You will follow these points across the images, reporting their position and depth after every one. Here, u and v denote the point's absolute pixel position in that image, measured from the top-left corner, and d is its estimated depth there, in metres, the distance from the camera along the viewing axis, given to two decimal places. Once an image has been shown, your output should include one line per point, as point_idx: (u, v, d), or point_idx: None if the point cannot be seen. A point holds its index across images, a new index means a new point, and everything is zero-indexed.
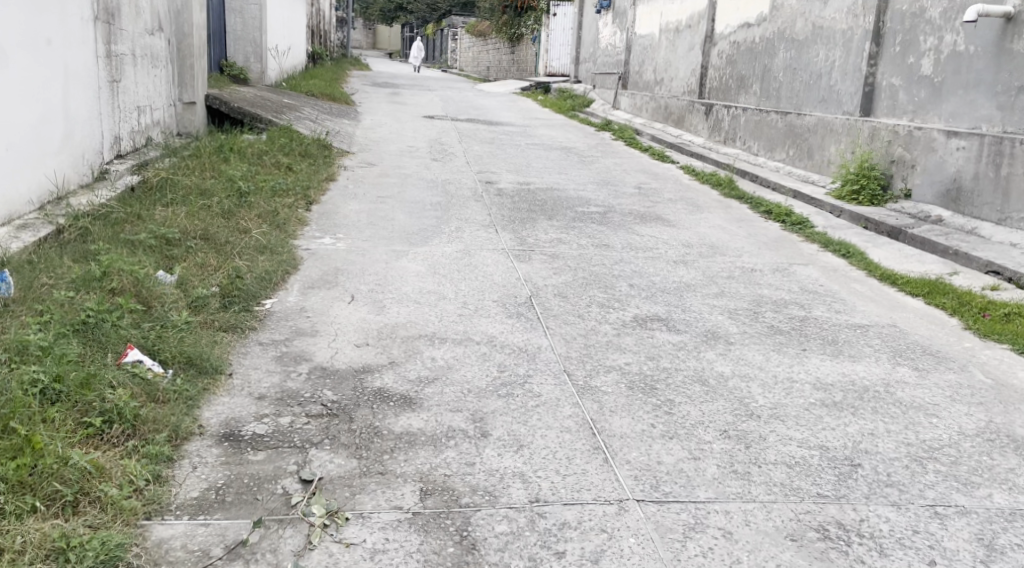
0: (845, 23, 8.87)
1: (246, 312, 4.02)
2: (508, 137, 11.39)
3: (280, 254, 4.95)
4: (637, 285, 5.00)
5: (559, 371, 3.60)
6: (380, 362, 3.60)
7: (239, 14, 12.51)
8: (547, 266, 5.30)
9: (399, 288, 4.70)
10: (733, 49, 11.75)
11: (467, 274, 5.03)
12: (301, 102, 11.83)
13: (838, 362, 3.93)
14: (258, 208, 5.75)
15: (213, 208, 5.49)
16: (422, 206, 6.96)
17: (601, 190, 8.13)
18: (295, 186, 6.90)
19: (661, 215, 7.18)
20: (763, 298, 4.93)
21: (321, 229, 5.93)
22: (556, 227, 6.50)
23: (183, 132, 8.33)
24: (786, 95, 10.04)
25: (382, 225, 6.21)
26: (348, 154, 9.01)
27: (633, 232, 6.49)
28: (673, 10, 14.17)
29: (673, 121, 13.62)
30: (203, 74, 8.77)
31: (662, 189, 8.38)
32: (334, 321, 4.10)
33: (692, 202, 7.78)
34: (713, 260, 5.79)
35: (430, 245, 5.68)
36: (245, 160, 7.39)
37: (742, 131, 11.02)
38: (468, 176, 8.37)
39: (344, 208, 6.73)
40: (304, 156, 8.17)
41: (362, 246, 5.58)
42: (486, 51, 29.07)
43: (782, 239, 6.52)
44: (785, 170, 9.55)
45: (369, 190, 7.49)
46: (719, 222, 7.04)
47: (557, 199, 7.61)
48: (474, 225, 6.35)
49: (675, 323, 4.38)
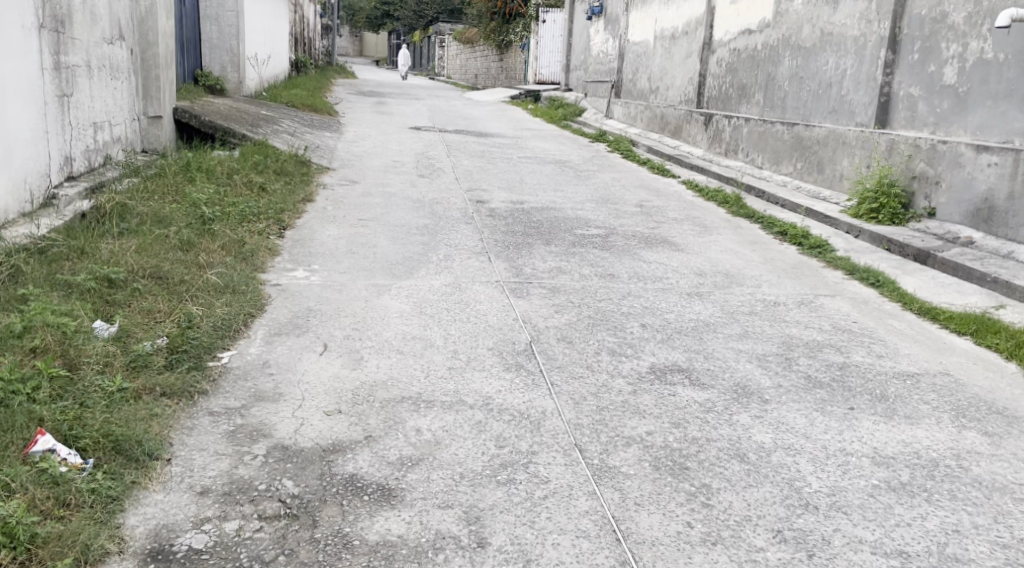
0: (856, 29, 8.33)
1: (197, 370, 3.42)
2: (499, 149, 10.81)
3: (244, 295, 4.34)
4: (649, 326, 4.42)
5: (569, 445, 3.00)
6: (353, 438, 2.99)
7: (214, 21, 11.90)
8: (547, 302, 4.71)
9: (379, 334, 4.10)
10: (733, 56, 11.21)
11: (458, 314, 4.43)
12: (279, 113, 11.21)
13: (895, 426, 3.34)
14: (223, 239, 5.14)
15: (171, 239, 4.88)
16: (408, 230, 6.36)
17: (600, 209, 7.56)
18: (268, 210, 6.29)
19: (667, 238, 6.60)
20: (792, 339, 4.35)
21: (294, 260, 5.33)
22: (555, 253, 5.91)
23: (148, 148, 7.73)
24: (793, 105, 9.49)
25: (363, 254, 5.61)
26: (328, 171, 8.40)
27: (639, 258, 5.91)
28: (669, 16, 13.63)
29: (670, 131, 13.08)
30: (170, 85, 8.15)
31: (665, 207, 7.80)
32: (300, 378, 3.49)
33: (699, 223, 7.21)
34: (730, 292, 5.22)
35: (416, 279, 5.07)
36: (214, 181, 6.78)
37: (745, 142, 10.47)
38: (457, 194, 7.77)
39: (321, 233, 6.12)
40: (279, 175, 7.56)
41: (340, 281, 4.97)
42: (474, 58, 28.51)
43: (802, 265, 5.95)
44: (794, 185, 8.99)
45: (348, 212, 6.88)
46: (730, 245, 6.47)
47: (554, 220, 7.03)
48: (465, 253, 5.75)
49: (698, 375, 3.79)
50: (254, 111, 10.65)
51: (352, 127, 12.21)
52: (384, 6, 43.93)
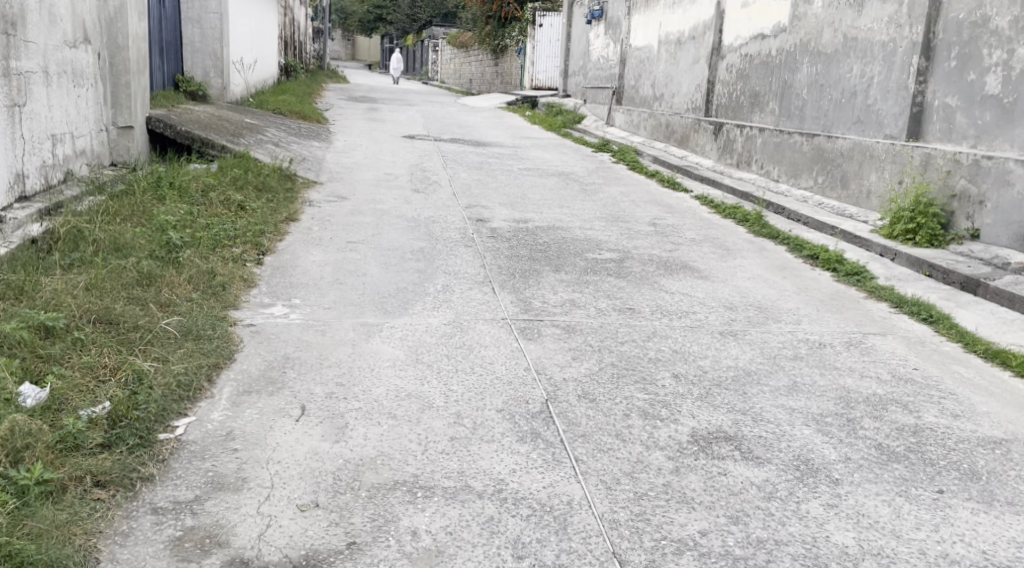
0: (884, 34, 7.74)
1: (141, 446, 2.79)
2: (498, 160, 10.19)
3: (209, 341, 3.72)
4: (683, 377, 3.80)
5: (606, 557, 2.43)
6: (333, 547, 2.40)
7: (196, 24, 11.27)
8: (562, 346, 4.09)
9: (367, 391, 3.46)
10: (745, 62, 10.62)
11: (460, 363, 3.80)
12: (264, 121, 10.57)
13: (998, 518, 2.73)
14: (190, 271, 4.51)
15: (129, 271, 4.26)
16: (402, 256, 5.74)
17: (610, 228, 6.96)
18: (245, 233, 5.67)
19: (687, 262, 6.00)
20: (848, 394, 3.74)
21: (273, 294, 4.70)
22: (566, 283, 5.30)
23: (117, 161, 7.13)
24: (811, 115, 8.89)
25: (351, 286, 4.99)
26: (314, 186, 7.78)
27: (660, 288, 5.31)
28: (674, 20, 13.04)
29: (677, 140, 12.48)
30: (142, 92, 7.52)
31: (681, 226, 7.21)
32: (269, 456, 2.86)
33: (720, 244, 6.61)
34: (767, 329, 4.60)
35: (411, 317, 4.45)
36: (187, 199, 6.15)
37: (759, 153, 9.87)
38: (455, 212, 7.15)
39: (305, 260, 5.49)
40: (261, 191, 6.93)
41: (326, 319, 4.35)
42: (469, 63, 27.92)
43: (841, 295, 5.35)
44: (815, 200, 8.39)
45: (335, 233, 6.25)
46: (758, 271, 5.87)
47: (562, 241, 6.43)
48: (466, 284, 5.13)
49: (749, 444, 3.16)
50: (237, 119, 10.00)
51: (342, 135, 11.59)
52: (377, 10, 43.37)
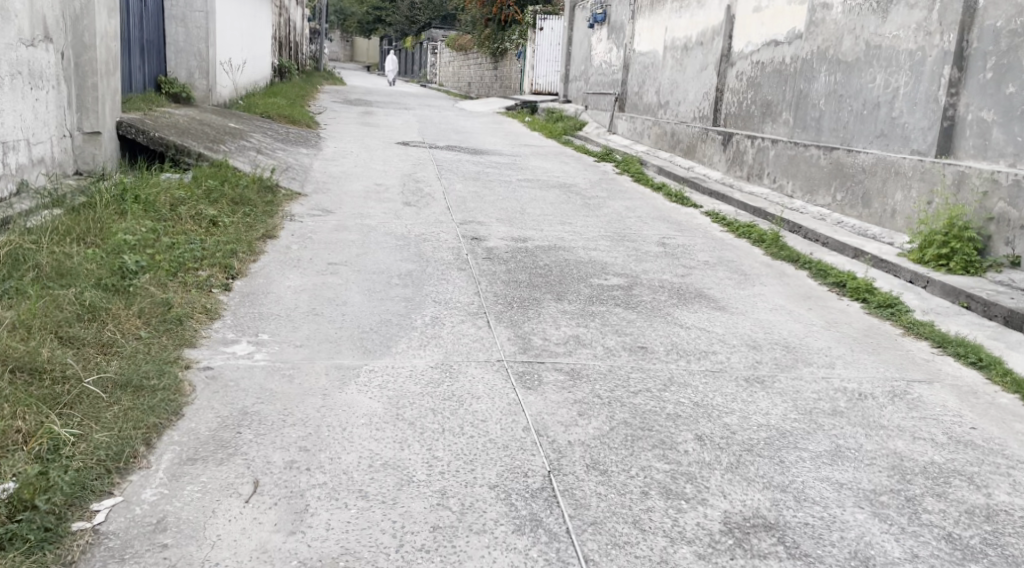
0: (911, 42, 7.20)
1: (45, 543, 2.31)
2: (496, 171, 9.64)
3: (153, 394, 3.18)
4: (707, 438, 3.25)
5: None
6: None
7: (180, 22, 10.69)
8: (566, 397, 3.54)
9: (335, 459, 2.91)
10: (757, 70, 10.09)
11: (447, 421, 3.24)
12: (249, 126, 10.02)
13: None
14: (140, 303, 3.97)
15: (68, 303, 3.73)
16: (388, 281, 5.20)
17: (616, 249, 6.43)
18: (214, 255, 5.14)
19: (701, 290, 5.46)
20: (901, 462, 3.20)
21: (237, 330, 4.15)
22: (569, 314, 4.75)
23: (82, 170, 6.63)
24: (829, 126, 8.35)
25: (327, 318, 4.43)
26: (298, 198, 7.25)
27: (674, 322, 4.77)
28: (680, 25, 12.50)
29: (683, 150, 11.93)
30: (112, 95, 6.98)
31: (692, 247, 6.67)
32: (207, 558, 2.36)
33: (736, 268, 6.08)
34: (798, 374, 4.06)
35: (394, 359, 3.90)
36: (153, 214, 5.62)
37: (772, 166, 9.32)
38: (448, 229, 6.60)
39: (279, 285, 4.95)
40: (237, 205, 6.39)
41: (295, 362, 3.79)
42: (468, 66, 27.37)
43: (875, 332, 4.81)
44: (834, 218, 7.85)
45: (316, 253, 5.70)
46: (780, 301, 5.33)
47: (564, 263, 5.89)
48: (457, 316, 4.58)
49: (794, 536, 2.63)
50: (220, 123, 9.44)
51: (332, 141, 11.03)
52: (376, 12, 42.83)
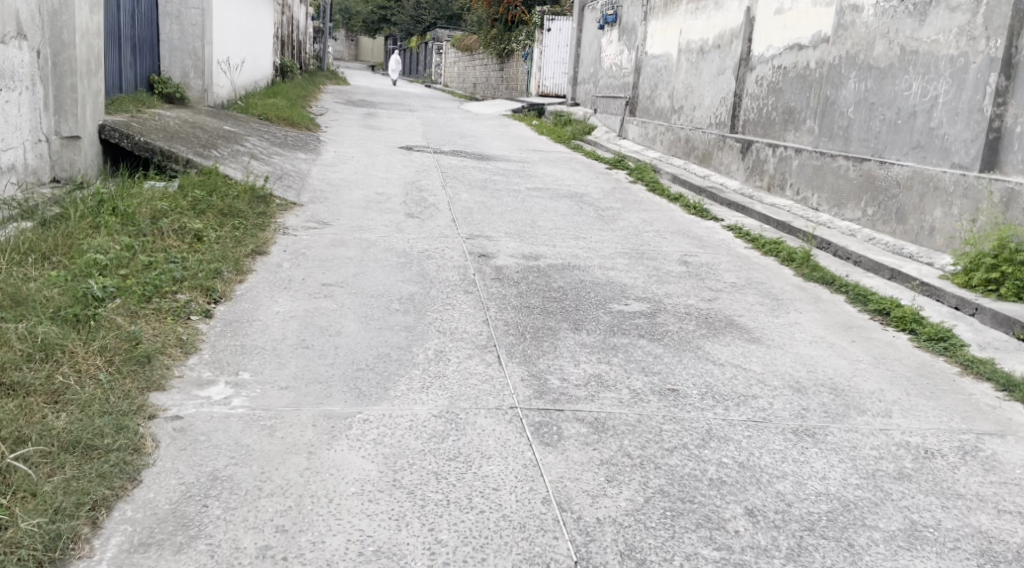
0: (952, 47, 6.71)
1: None
2: (503, 179, 9.15)
3: (104, 458, 2.71)
4: (759, 513, 2.77)
5: None
6: None
7: (175, 20, 10.21)
8: (591, 456, 3.04)
9: (318, 543, 2.48)
10: (778, 75, 9.60)
11: (452, 491, 2.76)
12: (244, 129, 9.54)
13: None
14: (103, 338, 3.50)
15: (17, 341, 3.27)
16: (387, 306, 4.71)
17: (635, 268, 5.95)
18: (195, 276, 4.66)
19: (731, 318, 4.96)
20: (989, 546, 2.72)
21: (215, 369, 3.67)
22: (588, 348, 4.26)
23: (60, 176, 6.14)
24: (858, 135, 7.86)
25: (317, 353, 3.94)
26: (293, 208, 6.78)
27: (706, 357, 4.28)
28: (696, 27, 12.00)
29: (698, 157, 11.44)
30: (94, 96, 6.50)
31: (717, 266, 6.18)
32: None
33: (766, 291, 5.58)
34: (852, 425, 3.56)
35: (392, 407, 3.41)
36: (132, 228, 5.14)
37: (795, 176, 8.82)
38: (453, 245, 6.12)
39: (266, 310, 4.49)
40: (226, 217, 5.91)
41: (278, 409, 3.30)
42: (474, 67, 26.88)
43: (929, 370, 4.31)
44: (865, 235, 7.36)
45: (309, 272, 5.23)
46: (819, 331, 4.84)
47: (579, 285, 5.41)
48: (464, 350, 4.09)
49: None
50: (213, 126, 8.96)
51: (332, 144, 10.55)
52: (381, 11, 42.36)
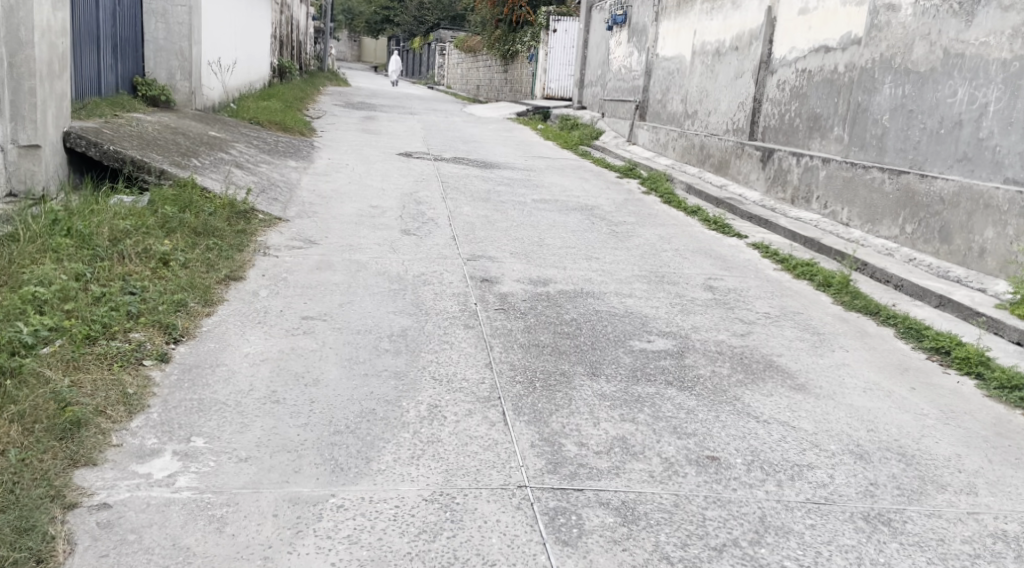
0: (1004, 50, 6.08)
1: None
2: (509, 189, 8.53)
3: None
4: None
5: None
6: None
7: (161, 17, 9.59)
8: (621, 562, 2.51)
9: None
10: (803, 78, 8.96)
11: None
12: (232, 134, 8.92)
13: None
14: (22, 398, 2.90)
15: None
16: (375, 345, 4.08)
17: (655, 295, 5.32)
18: (154, 310, 4.05)
19: (769, 358, 4.33)
20: None
21: (162, 434, 3.04)
22: (609, 400, 3.62)
23: (17, 189, 5.53)
24: (894, 145, 7.22)
25: (289, 411, 3.31)
26: (278, 225, 6.17)
27: (749, 410, 3.64)
28: (712, 27, 11.37)
29: (714, 165, 10.81)
30: (57, 101, 5.88)
31: (746, 292, 5.55)
32: None
33: (805, 324, 4.95)
34: (935, 508, 2.95)
35: (374, 486, 2.79)
36: (87, 251, 4.53)
37: (823, 188, 8.18)
38: (452, 268, 5.50)
39: (234, 351, 3.88)
40: (200, 236, 5.30)
41: (232, 493, 2.70)
42: (477, 68, 26.27)
43: (1008, 428, 3.69)
44: (905, 255, 6.74)
45: (289, 301, 4.62)
46: (872, 375, 4.21)
47: (593, 316, 4.79)
48: (462, 405, 3.46)
49: None
50: (198, 131, 8.35)
51: (327, 151, 9.93)
52: (384, 12, 41.81)
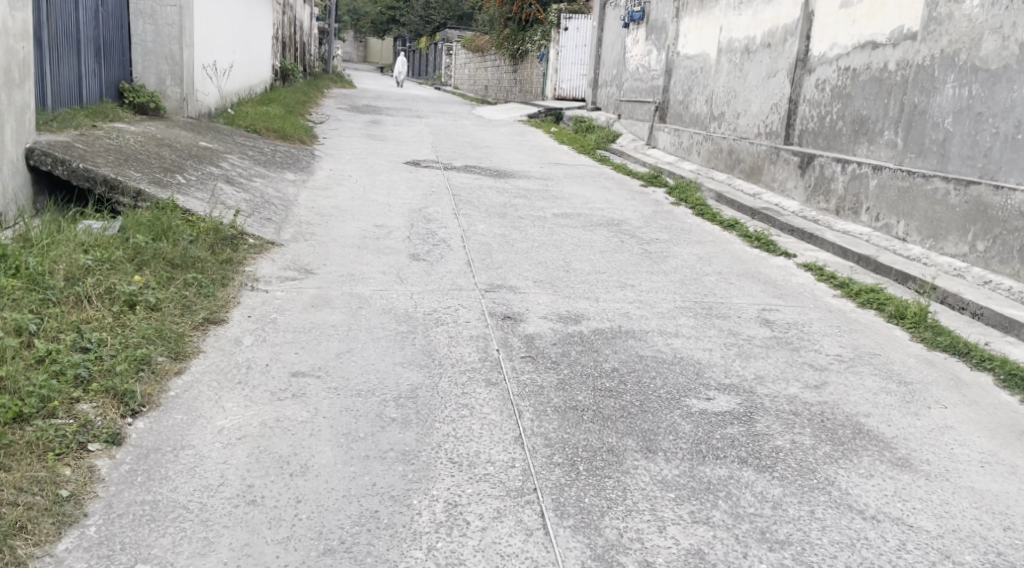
0: None
1: None
2: (526, 203, 7.78)
3: None
4: None
5: None
6: None
7: (149, 19, 8.87)
8: None
9: None
10: (846, 77, 8.18)
11: None
12: (225, 145, 8.20)
13: None
14: None
15: None
16: (378, 414, 3.33)
17: (705, 335, 4.56)
18: (109, 372, 3.30)
19: (855, 421, 3.56)
20: None
21: (97, 561, 2.38)
22: (673, 490, 2.88)
23: None
24: (959, 152, 6.45)
25: (268, 519, 2.59)
26: (271, 251, 5.45)
27: (849, 501, 2.90)
28: (740, 23, 10.58)
29: (745, 171, 10.03)
30: (17, 113, 5.16)
31: (808, 327, 4.79)
32: None
33: (886, 370, 4.18)
34: None
35: None
36: (36, 296, 3.81)
37: (873, 199, 7.41)
38: (468, 302, 4.76)
39: (204, 425, 3.14)
40: (177, 269, 4.57)
41: None
42: (485, 69, 25.49)
43: None
44: (977, 277, 6.00)
45: (277, 352, 3.88)
46: (985, 443, 3.44)
47: (635, 365, 4.03)
48: (490, 504, 2.73)
49: None
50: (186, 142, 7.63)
51: (329, 161, 9.19)
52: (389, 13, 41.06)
